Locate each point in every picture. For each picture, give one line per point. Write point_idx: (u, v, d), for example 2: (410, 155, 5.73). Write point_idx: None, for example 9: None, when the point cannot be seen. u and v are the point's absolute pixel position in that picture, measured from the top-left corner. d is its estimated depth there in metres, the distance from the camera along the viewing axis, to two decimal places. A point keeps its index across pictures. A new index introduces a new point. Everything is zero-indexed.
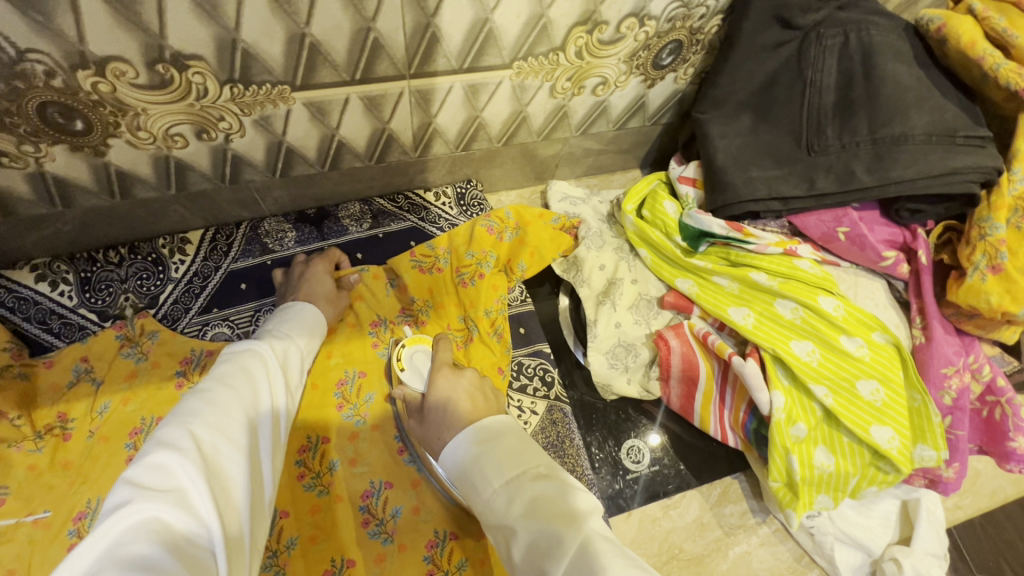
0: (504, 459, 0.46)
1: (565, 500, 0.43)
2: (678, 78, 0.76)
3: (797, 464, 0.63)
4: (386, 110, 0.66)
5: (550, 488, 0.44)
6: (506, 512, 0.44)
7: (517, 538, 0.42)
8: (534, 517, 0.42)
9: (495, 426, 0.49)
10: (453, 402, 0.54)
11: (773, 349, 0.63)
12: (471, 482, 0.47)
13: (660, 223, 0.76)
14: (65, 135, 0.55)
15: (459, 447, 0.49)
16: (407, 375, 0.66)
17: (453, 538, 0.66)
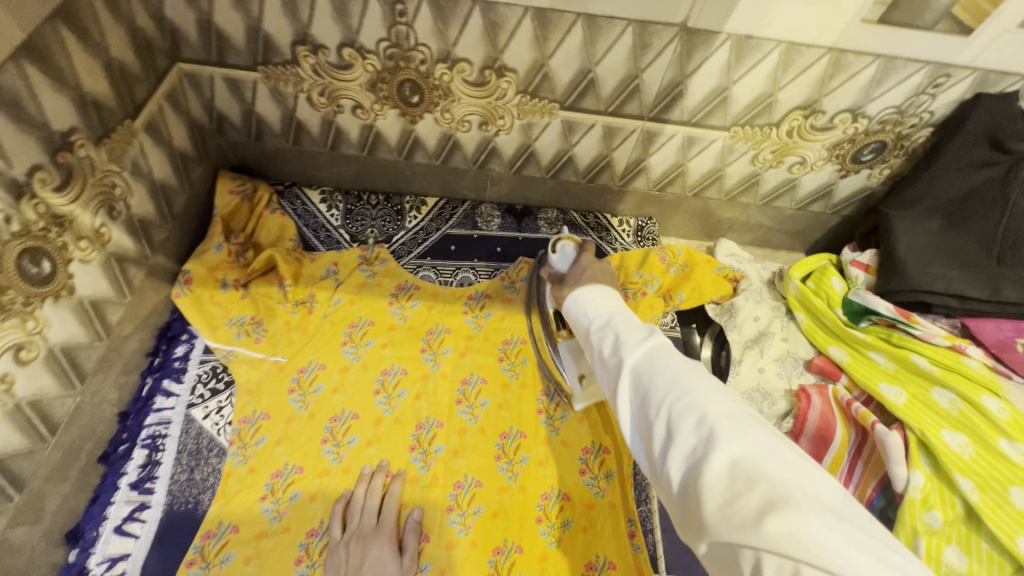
0: (599, 302, 0.56)
1: (642, 325, 0.52)
2: (871, 175, 0.84)
3: (922, 550, 0.61)
4: (617, 140, 0.82)
5: (632, 318, 0.54)
6: (600, 330, 0.53)
7: (605, 342, 0.51)
8: (619, 329, 0.51)
9: (597, 287, 0.59)
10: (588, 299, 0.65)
11: (921, 431, 0.66)
12: (575, 316, 0.58)
13: (824, 294, 0.82)
14: (403, 104, 0.79)
15: (580, 303, 0.58)
16: (556, 259, 0.74)
17: (564, 499, 0.76)
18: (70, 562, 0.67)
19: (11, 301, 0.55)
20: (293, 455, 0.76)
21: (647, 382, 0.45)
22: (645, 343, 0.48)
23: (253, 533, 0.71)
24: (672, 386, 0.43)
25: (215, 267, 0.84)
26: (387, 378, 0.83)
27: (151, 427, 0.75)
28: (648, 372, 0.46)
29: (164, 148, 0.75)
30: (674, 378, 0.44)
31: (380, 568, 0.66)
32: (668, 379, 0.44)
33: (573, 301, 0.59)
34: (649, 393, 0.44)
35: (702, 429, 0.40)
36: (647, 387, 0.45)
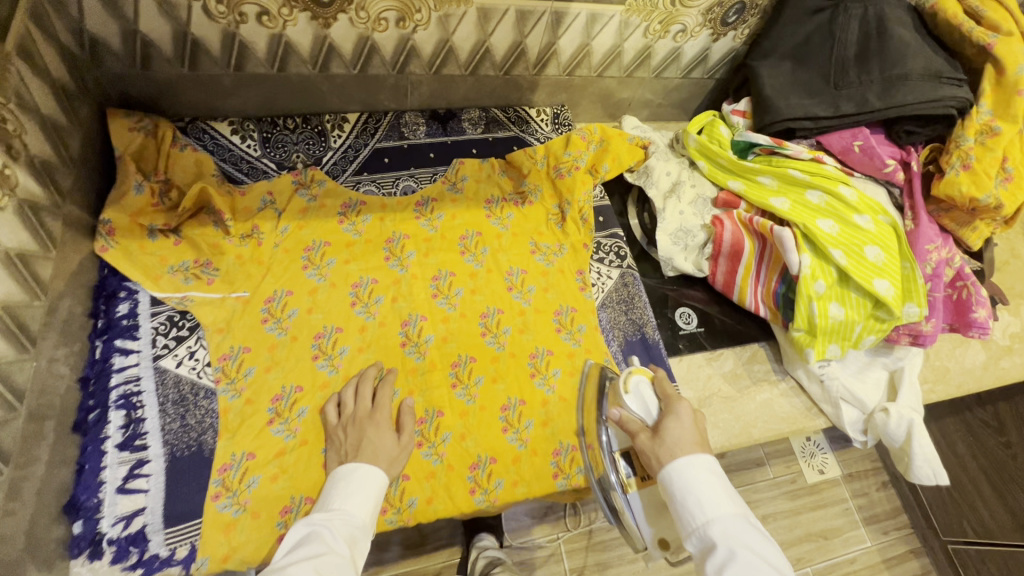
0: (719, 499, 0.54)
1: (772, 554, 0.50)
2: (736, 36, 1.00)
3: (816, 311, 0.85)
4: (529, 25, 0.88)
5: (762, 542, 0.51)
6: (724, 545, 0.51)
7: (732, 567, 0.48)
8: (749, 555, 0.49)
9: (707, 461, 0.57)
10: (679, 428, 0.61)
11: (804, 224, 0.85)
12: (683, 501, 0.55)
13: (716, 142, 0.99)
14: (313, 5, 0.76)
15: (694, 489, 0.55)
16: (630, 400, 0.67)
17: (550, 354, 0.86)
18: (78, 534, 0.62)
19: None
20: (287, 377, 0.76)
21: None
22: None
23: (271, 454, 0.71)
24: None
25: (138, 213, 0.77)
26: (359, 290, 0.84)
27: (120, 387, 0.70)
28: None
29: (42, 77, 0.65)
30: None
31: (380, 441, 0.70)
32: None
33: (679, 476, 0.55)
34: None
35: None
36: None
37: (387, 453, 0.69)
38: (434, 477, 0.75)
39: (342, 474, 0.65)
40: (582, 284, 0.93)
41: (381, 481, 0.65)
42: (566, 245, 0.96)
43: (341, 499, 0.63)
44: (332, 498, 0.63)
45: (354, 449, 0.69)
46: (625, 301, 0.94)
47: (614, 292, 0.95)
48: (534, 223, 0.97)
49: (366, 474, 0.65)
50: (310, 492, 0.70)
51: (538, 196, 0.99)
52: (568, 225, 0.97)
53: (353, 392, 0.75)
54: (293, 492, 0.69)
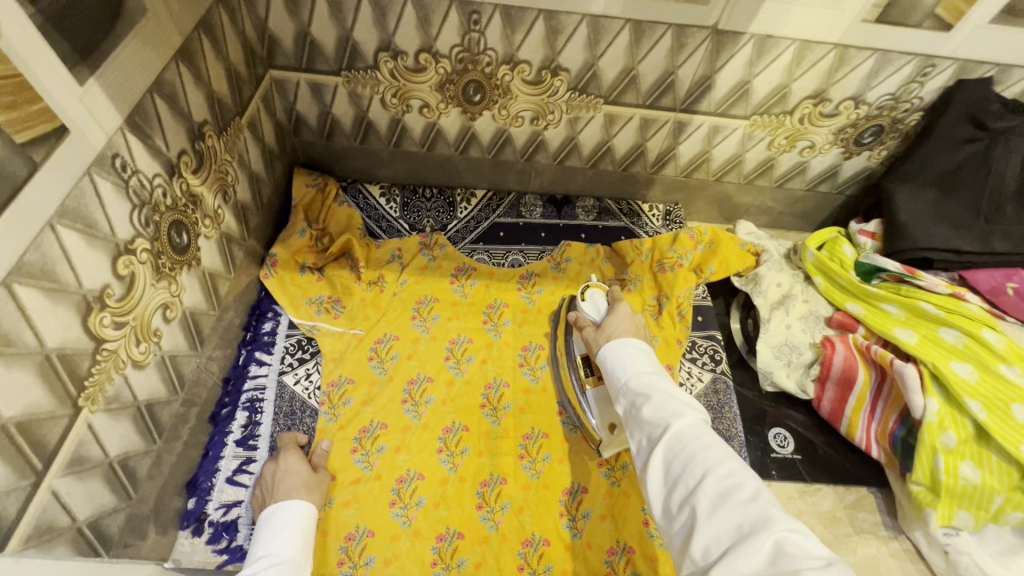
0: (638, 362, 0.63)
1: (684, 393, 0.58)
2: (871, 157, 0.97)
3: (941, 466, 0.74)
4: (651, 130, 0.94)
5: (674, 384, 0.60)
6: (641, 392, 0.59)
7: (647, 404, 0.57)
8: (661, 395, 0.58)
9: (633, 341, 0.67)
10: (622, 323, 0.73)
11: (933, 364, 0.77)
12: (613, 372, 0.65)
13: (837, 259, 0.93)
14: (466, 102, 0.90)
15: (619, 359, 0.65)
16: (586, 305, 0.80)
17: (544, 437, 0.85)
18: (189, 509, 0.74)
19: (164, 264, 0.64)
20: (378, 413, 0.84)
21: (689, 450, 0.52)
22: (688, 414, 0.55)
23: (348, 481, 0.79)
24: (715, 461, 0.50)
25: (296, 251, 0.94)
26: (454, 346, 0.92)
27: (250, 391, 0.83)
28: (691, 441, 0.53)
29: (259, 144, 0.86)
30: (707, 456, 0.51)
31: (289, 478, 0.72)
32: (710, 458, 0.51)
33: (609, 355, 0.66)
34: (688, 466, 0.51)
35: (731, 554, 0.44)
36: (686, 459, 0.52)
37: (298, 481, 0.72)
38: (487, 542, 0.76)
39: (267, 519, 0.66)
40: (669, 379, 0.91)
41: (309, 511, 0.68)
42: (659, 338, 0.95)
43: (269, 540, 0.64)
44: (257, 546, 0.64)
45: (272, 486, 0.72)
46: (713, 409, 0.90)
47: (703, 397, 0.91)
48: None
49: (290, 508, 0.67)
50: (373, 526, 0.75)
51: (637, 285, 1.01)
52: (663, 319, 0.97)
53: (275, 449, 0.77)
54: (359, 521, 0.75)
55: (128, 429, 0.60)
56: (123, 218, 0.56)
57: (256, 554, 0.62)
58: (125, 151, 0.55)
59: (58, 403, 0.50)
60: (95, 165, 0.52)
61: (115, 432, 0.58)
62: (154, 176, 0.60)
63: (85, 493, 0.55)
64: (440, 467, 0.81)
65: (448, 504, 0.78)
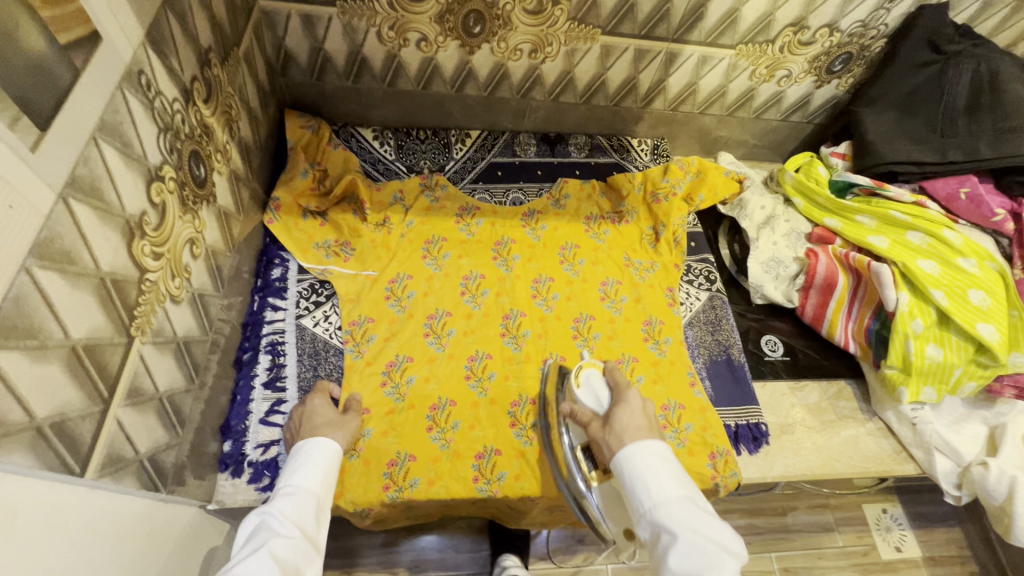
0: (664, 483, 0.59)
1: (717, 531, 0.55)
2: (839, 84, 1.05)
3: (912, 349, 0.84)
4: (645, 62, 0.97)
5: (705, 518, 0.56)
6: (667, 529, 0.56)
7: (676, 550, 0.54)
8: (692, 538, 0.54)
9: (655, 447, 0.62)
10: (630, 415, 0.67)
11: (904, 262, 0.87)
12: (633, 490, 0.61)
13: (814, 180, 1.02)
14: (465, 35, 0.89)
15: (640, 469, 0.61)
16: (583, 392, 0.74)
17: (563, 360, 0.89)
18: (226, 452, 0.73)
19: (188, 197, 0.61)
20: (402, 348, 0.86)
21: None
22: (725, 570, 0.51)
23: (383, 412, 0.80)
24: None
25: (299, 195, 0.92)
26: (468, 282, 0.94)
27: (269, 335, 0.82)
28: None
29: (254, 80, 0.82)
30: None
31: (320, 415, 0.72)
32: None
33: (628, 463, 0.62)
34: None
35: None
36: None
37: (327, 421, 0.71)
38: (523, 456, 0.80)
39: (298, 450, 0.65)
40: (671, 300, 0.98)
41: (336, 452, 0.66)
42: (658, 264, 1.02)
43: (296, 473, 0.63)
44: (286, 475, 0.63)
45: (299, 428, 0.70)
46: (712, 324, 0.97)
47: (702, 314, 0.98)
48: (628, 241, 1.04)
49: (319, 445, 0.66)
50: (414, 451, 0.78)
51: (633, 217, 1.07)
52: (660, 246, 1.03)
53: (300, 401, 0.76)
54: (399, 447, 0.78)
55: (171, 365, 0.59)
56: (152, 140, 0.53)
57: (285, 484, 0.62)
58: (148, 68, 0.52)
59: (115, 329, 0.49)
60: (125, 81, 0.49)
61: (161, 367, 0.57)
62: (173, 100, 0.57)
63: (143, 427, 0.54)
64: (470, 393, 0.84)
65: (482, 426, 0.82)
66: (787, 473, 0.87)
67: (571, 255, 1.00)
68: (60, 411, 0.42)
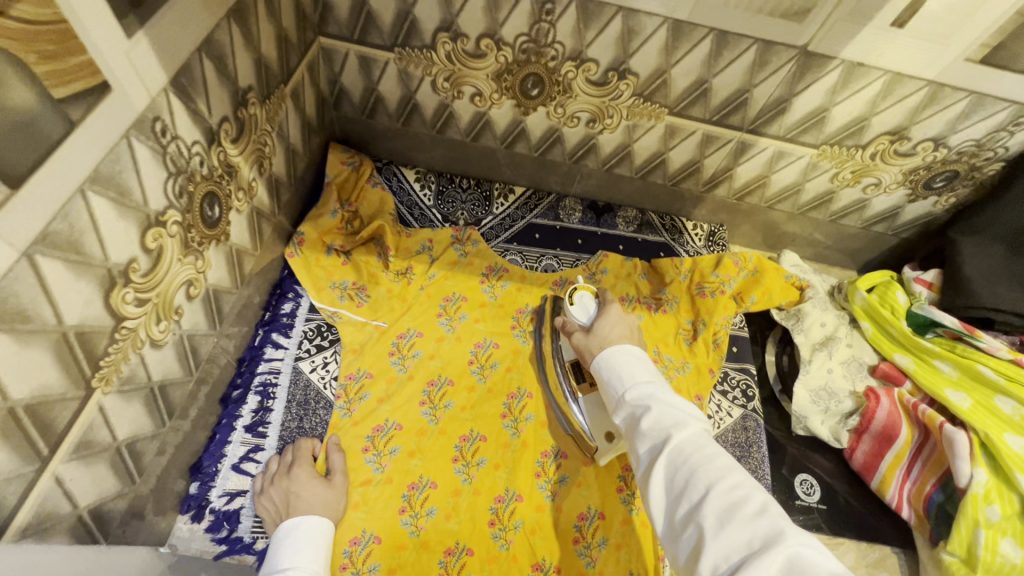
0: (634, 371, 0.60)
1: (682, 402, 0.55)
2: (937, 202, 0.92)
3: (982, 541, 0.70)
4: (712, 147, 0.89)
5: (675, 394, 0.57)
6: (641, 404, 0.56)
7: (648, 414, 0.54)
8: (662, 405, 0.54)
9: (628, 348, 0.63)
10: (617, 326, 0.70)
11: (987, 433, 0.73)
12: (609, 382, 0.61)
13: (889, 306, 0.89)
14: (521, 96, 0.85)
15: (613, 361, 0.62)
16: (575, 308, 0.75)
17: (562, 456, 0.81)
18: (191, 494, 0.70)
19: (194, 238, 0.59)
20: (394, 412, 0.81)
21: (692, 463, 0.49)
22: (690, 425, 0.52)
23: (358, 482, 0.75)
24: (721, 475, 0.47)
25: (325, 232, 0.90)
26: (479, 351, 0.88)
27: (263, 375, 0.79)
28: (693, 453, 0.49)
29: (299, 114, 0.80)
30: (710, 463, 0.48)
31: (308, 493, 0.68)
32: (715, 470, 0.48)
33: (605, 363, 0.62)
34: (692, 479, 0.48)
35: (759, 523, 0.43)
36: (689, 470, 0.49)
37: (317, 499, 0.68)
38: (496, 562, 0.72)
39: (288, 532, 0.62)
40: (697, 410, 0.87)
41: (328, 528, 0.65)
42: (690, 364, 0.92)
43: (290, 555, 0.59)
44: (280, 558, 0.59)
45: (284, 505, 0.66)
46: (740, 447, 0.86)
47: (731, 433, 0.87)
48: (662, 333, 0.95)
49: (314, 523, 0.64)
50: (381, 532, 0.72)
51: (673, 307, 0.97)
52: (697, 345, 0.93)
53: (278, 457, 0.73)
54: (366, 526, 0.72)
55: (139, 411, 0.56)
56: (157, 188, 0.51)
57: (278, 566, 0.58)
58: (166, 114, 0.50)
59: (71, 384, 0.46)
60: (135, 129, 0.47)
61: (126, 414, 0.54)
62: (193, 144, 0.56)
63: (89, 478, 0.51)
64: (454, 477, 0.77)
65: (459, 517, 0.75)
66: None
67: None
68: None
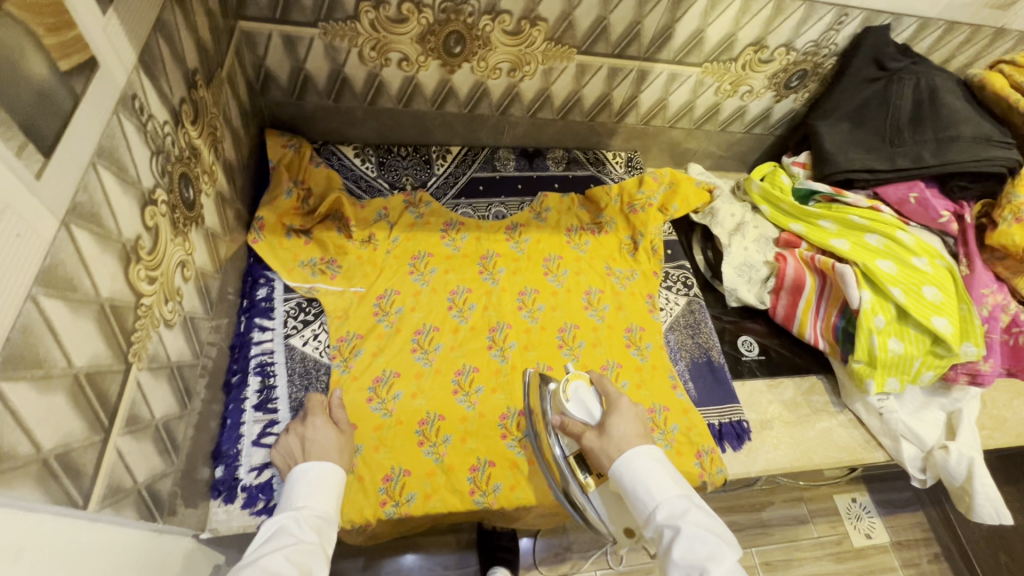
0: (663, 484, 0.60)
1: (714, 524, 0.56)
2: (796, 99, 1.13)
3: (876, 343, 0.90)
4: (618, 79, 1.02)
5: (704, 513, 0.57)
6: (670, 524, 0.57)
7: (679, 546, 0.54)
8: (693, 529, 0.55)
9: (648, 450, 0.63)
10: (624, 423, 0.67)
11: (864, 262, 0.93)
12: (633, 490, 0.61)
13: (778, 188, 1.09)
14: (446, 55, 0.92)
15: (635, 463, 0.62)
16: (572, 406, 0.71)
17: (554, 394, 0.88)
18: (219, 477, 0.72)
19: (179, 219, 0.61)
20: (389, 362, 0.86)
21: None
22: (725, 559, 0.52)
23: (371, 427, 0.80)
24: None
25: (283, 213, 0.92)
26: (456, 297, 0.95)
27: (257, 356, 0.81)
28: None
29: (236, 100, 0.81)
30: None
31: (321, 438, 0.70)
32: None
33: (626, 468, 0.62)
34: None
35: None
36: None
37: (328, 441, 0.71)
38: (517, 466, 0.81)
39: (304, 474, 0.65)
40: (652, 306, 1.01)
41: (341, 477, 0.67)
42: (638, 272, 1.06)
43: (304, 497, 0.63)
44: (294, 498, 0.63)
45: (301, 451, 0.69)
46: (691, 326, 1.02)
47: (682, 318, 1.03)
48: (609, 251, 1.08)
49: (327, 472, 0.66)
50: (407, 466, 0.78)
51: (612, 228, 1.10)
52: (640, 254, 1.07)
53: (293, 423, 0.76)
54: (393, 463, 0.78)
55: (166, 391, 0.58)
56: (146, 165, 0.53)
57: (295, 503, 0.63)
58: (140, 92, 0.52)
59: (114, 356, 0.48)
60: (120, 105, 0.48)
61: (157, 392, 0.56)
62: (164, 123, 0.57)
63: (141, 455, 0.53)
64: (459, 407, 0.84)
65: (474, 438, 0.82)
66: (770, 467, 0.91)
67: (554, 265, 1.03)
68: (64, 442, 0.41)
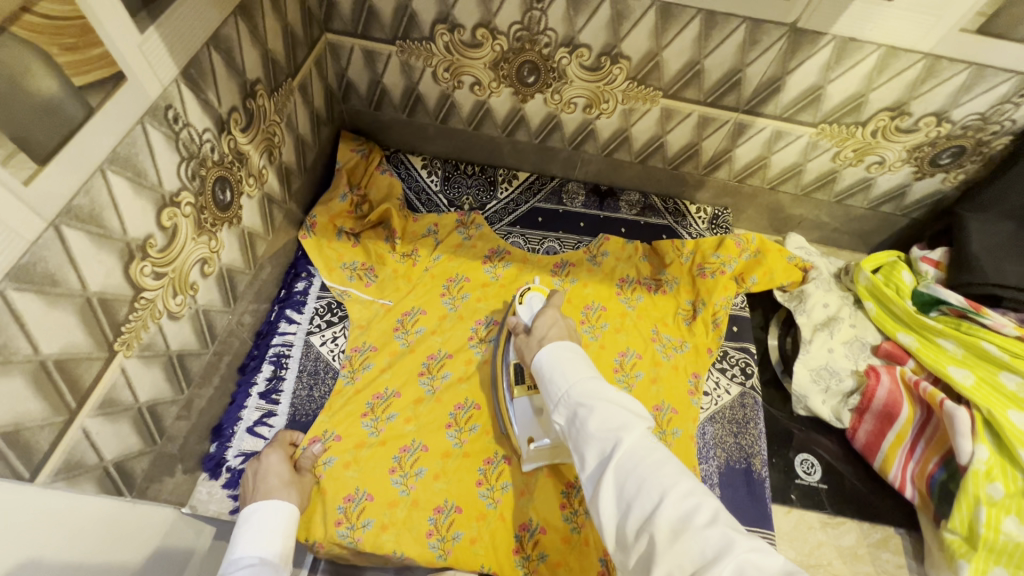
0: (578, 371, 0.62)
1: (624, 401, 0.57)
2: (946, 179, 0.90)
3: (983, 518, 0.68)
4: (709, 130, 0.90)
5: (615, 393, 0.59)
6: (582, 402, 0.58)
7: (592, 417, 0.55)
8: (606, 405, 0.56)
9: (569, 347, 0.66)
10: (555, 328, 0.73)
11: (989, 409, 0.72)
12: (552, 381, 0.62)
13: (893, 285, 0.88)
14: (519, 83, 0.88)
15: (557, 360, 0.64)
16: (523, 308, 0.80)
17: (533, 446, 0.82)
18: (211, 453, 0.76)
19: (207, 220, 0.64)
20: (394, 380, 0.85)
21: (640, 468, 0.50)
22: (635, 427, 0.54)
23: (354, 442, 0.79)
24: (671, 481, 0.48)
25: (336, 215, 0.95)
26: (479, 328, 0.91)
27: (277, 346, 0.85)
28: (642, 457, 0.51)
29: (308, 106, 0.85)
30: (653, 472, 0.50)
31: (271, 467, 0.70)
32: (662, 479, 0.49)
33: (548, 364, 0.64)
34: (640, 489, 0.49)
35: (710, 530, 0.44)
36: (639, 473, 0.50)
37: (279, 477, 0.69)
38: (484, 519, 0.75)
39: (248, 517, 0.63)
40: (693, 387, 0.88)
41: (289, 513, 0.65)
42: (688, 344, 0.92)
43: (248, 542, 0.60)
44: (239, 545, 0.61)
45: (252, 485, 0.67)
46: (737, 423, 0.86)
47: (728, 410, 0.87)
48: (661, 313, 0.95)
49: (274, 508, 0.64)
50: (373, 490, 0.76)
51: (672, 288, 0.97)
52: (697, 325, 0.93)
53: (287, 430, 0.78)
54: (359, 484, 0.76)
55: (158, 376, 0.62)
56: (171, 170, 0.56)
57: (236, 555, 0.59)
58: (177, 103, 0.55)
59: (96, 345, 0.51)
60: (148, 116, 0.52)
61: (146, 378, 0.60)
62: (204, 131, 0.61)
63: (113, 434, 0.57)
64: (445, 442, 0.80)
65: (448, 477, 0.78)
66: None
67: (594, 317, 0.94)
68: (16, 422, 0.44)
